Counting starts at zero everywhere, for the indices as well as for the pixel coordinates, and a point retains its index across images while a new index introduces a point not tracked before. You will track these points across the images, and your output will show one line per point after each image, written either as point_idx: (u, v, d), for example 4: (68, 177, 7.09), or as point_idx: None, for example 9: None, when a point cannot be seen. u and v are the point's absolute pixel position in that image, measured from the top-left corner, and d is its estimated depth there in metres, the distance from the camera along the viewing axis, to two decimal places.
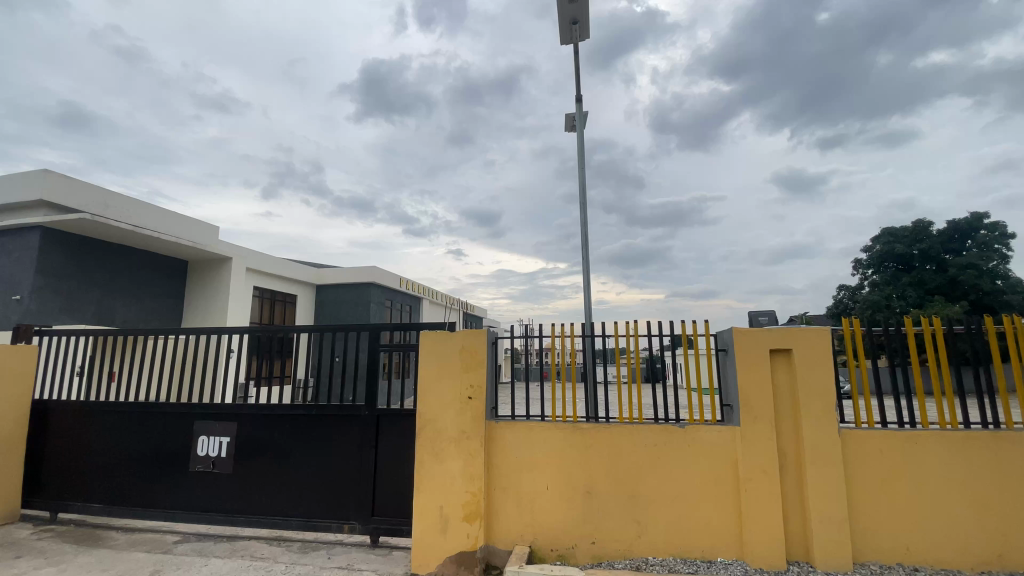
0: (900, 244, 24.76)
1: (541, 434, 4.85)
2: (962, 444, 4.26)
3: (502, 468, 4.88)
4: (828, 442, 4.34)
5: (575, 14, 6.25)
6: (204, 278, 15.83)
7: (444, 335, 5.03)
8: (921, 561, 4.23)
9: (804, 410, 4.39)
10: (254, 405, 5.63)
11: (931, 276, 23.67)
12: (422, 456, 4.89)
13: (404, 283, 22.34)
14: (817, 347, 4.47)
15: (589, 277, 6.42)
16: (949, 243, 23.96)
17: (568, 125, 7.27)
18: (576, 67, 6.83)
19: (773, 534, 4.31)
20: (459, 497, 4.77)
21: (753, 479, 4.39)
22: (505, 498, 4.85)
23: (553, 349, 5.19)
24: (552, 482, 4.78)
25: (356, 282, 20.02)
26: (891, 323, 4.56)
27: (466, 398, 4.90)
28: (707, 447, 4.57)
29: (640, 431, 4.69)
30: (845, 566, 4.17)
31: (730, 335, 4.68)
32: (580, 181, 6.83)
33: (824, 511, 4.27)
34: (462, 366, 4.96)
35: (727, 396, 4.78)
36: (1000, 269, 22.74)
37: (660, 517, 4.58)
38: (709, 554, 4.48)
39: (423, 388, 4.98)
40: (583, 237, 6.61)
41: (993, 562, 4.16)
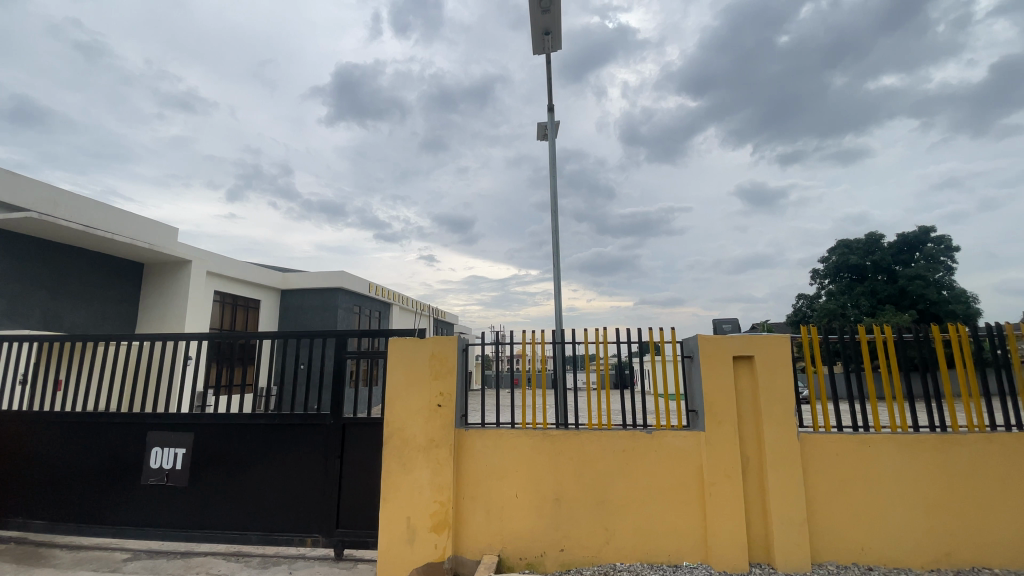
0: (854, 255, 25.95)
1: (510, 442, 4.83)
2: (912, 446, 4.47)
3: (470, 477, 4.83)
4: (788, 445, 4.48)
5: (547, 24, 6.31)
6: (162, 281, 15.17)
7: (413, 341, 4.96)
8: (876, 561, 4.39)
9: (765, 415, 4.52)
10: (212, 414, 5.40)
11: (883, 287, 24.86)
12: (389, 465, 4.80)
13: (374, 288, 21.96)
14: (777, 353, 4.61)
15: (560, 285, 6.45)
16: (899, 255, 25.26)
17: (540, 134, 7.32)
18: (548, 76, 6.89)
19: (736, 537, 4.40)
20: (427, 507, 4.69)
21: (718, 483, 4.48)
22: (474, 507, 4.79)
23: (524, 355, 5.19)
24: (521, 490, 4.76)
25: (323, 287, 19.55)
26: (847, 331, 4.75)
27: (435, 406, 4.84)
28: (673, 452, 4.65)
29: (607, 437, 4.73)
30: (804, 566, 4.30)
31: (695, 342, 4.79)
32: (552, 190, 6.89)
33: (785, 513, 4.39)
34: (431, 374, 4.90)
35: (693, 401, 4.87)
36: (946, 280, 24.09)
37: (628, 523, 4.62)
38: (675, 558, 4.54)
39: (391, 396, 4.90)
40: (554, 245, 6.66)
41: (942, 560, 4.36)
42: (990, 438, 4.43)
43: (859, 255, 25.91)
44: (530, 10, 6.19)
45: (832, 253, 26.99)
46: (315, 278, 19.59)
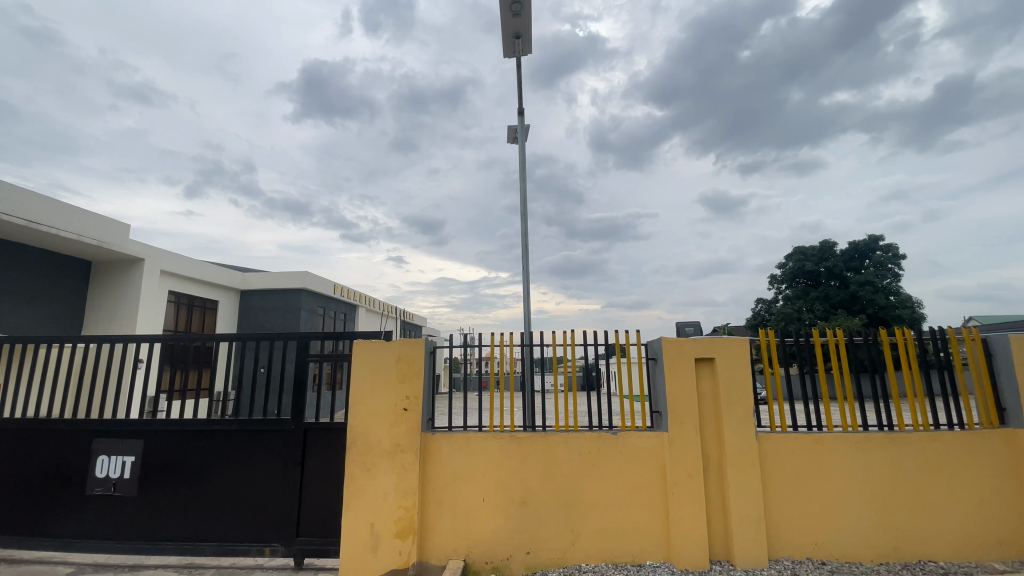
0: (809, 262, 27.07)
1: (477, 445, 4.79)
2: (861, 445, 4.69)
3: (436, 482, 4.77)
4: (746, 445, 4.62)
5: (518, 27, 6.33)
6: (111, 280, 14.38)
7: (378, 344, 4.87)
8: (829, 555, 4.58)
9: (725, 415, 4.65)
10: (164, 420, 5.14)
11: (836, 292, 26.02)
12: (352, 471, 4.69)
13: (339, 289, 21.46)
14: (736, 356, 4.76)
15: (529, 287, 6.47)
16: (850, 262, 26.50)
17: (510, 136, 7.33)
18: (519, 79, 6.91)
19: (697, 536, 4.50)
20: (391, 513, 4.61)
21: (680, 483, 4.58)
22: (439, 512, 4.74)
23: (493, 358, 5.16)
24: (487, 493, 4.73)
25: (285, 288, 18.98)
26: (802, 334, 4.94)
27: (401, 410, 4.76)
28: (637, 453, 4.73)
29: (574, 439, 4.77)
30: (760, 562, 4.44)
31: (659, 344, 4.88)
32: (521, 192, 6.91)
33: (743, 511, 4.53)
34: (397, 377, 4.82)
35: (657, 403, 4.96)
36: (893, 286, 25.43)
37: (593, 524, 4.67)
38: (639, 558, 4.61)
39: (355, 400, 4.79)
40: (523, 248, 6.68)
41: (889, 553, 4.58)
42: (933, 436, 4.69)
43: (814, 261, 27.07)
44: (501, 12, 6.20)
45: (789, 260, 28.12)
46: (278, 278, 19.00)
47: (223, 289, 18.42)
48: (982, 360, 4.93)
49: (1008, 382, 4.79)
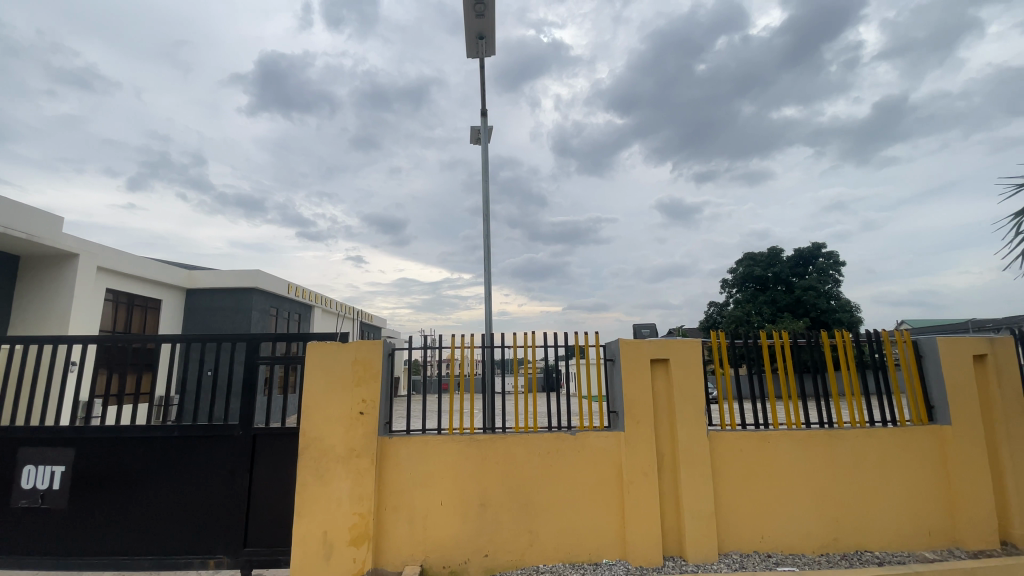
0: (758, 267, 28.34)
1: (436, 448, 4.73)
2: (803, 441, 4.94)
3: (393, 486, 4.68)
4: (698, 443, 4.78)
5: (481, 28, 6.31)
6: (41, 276, 13.33)
7: (333, 346, 4.73)
8: (774, 547, 4.79)
9: (679, 414, 4.79)
10: (98, 427, 4.80)
11: (782, 296, 27.35)
12: (304, 478, 4.53)
13: (294, 289, 20.74)
14: (689, 358, 4.92)
15: (490, 289, 6.46)
16: (795, 267, 27.88)
17: (472, 137, 7.30)
18: (482, 80, 6.89)
19: (651, 533, 4.60)
20: (345, 520, 4.48)
21: (635, 482, 4.67)
22: (396, 517, 4.65)
23: (453, 360, 5.11)
24: (446, 497, 4.68)
25: (236, 287, 18.17)
26: (750, 336, 5.16)
27: (357, 414, 4.64)
28: (594, 453, 4.80)
29: (533, 440, 4.79)
30: (710, 556, 4.59)
31: (617, 345, 4.97)
32: (483, 194, 6.89)
33: (694, 507, 4.67)
34: (353, 380, 4.69)
35: (614, 403, 5.05)
36: (834, 291, 26.96)
37: (551, 524, 4.70)
38: (595, 557, 4.67)
39: (308, 404, 4.63)
40: (485, 249, 6.67)
41: (829, 544, 4.83)
42: (868, 432, 5.00)
43: (762, 266, 28.35)
44: (464, 12, 6.16)
45: (739, 264, 29.33)
46: (228, 276, 18.16)
47: (167, 287, 17.44)
48: (913, 361, 5.29)
49: (935, 381, 5.16)
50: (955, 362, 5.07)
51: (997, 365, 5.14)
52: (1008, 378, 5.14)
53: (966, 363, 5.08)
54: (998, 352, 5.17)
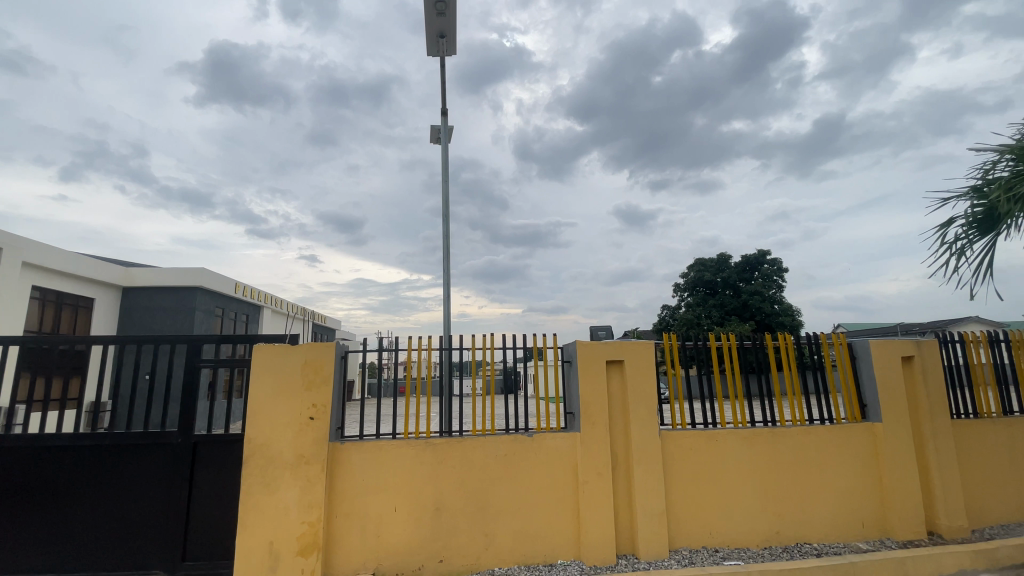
0: (709, 272, 29.48)
1: (390, 453, 4.62)
2: (748, 439, 5.16)
3: (345, 493, 4.53)
4: (650, 442, 4.90)
5: (442, 27, 6.24)
6: None
7: (282, 348, 4.54)
8: (721, 542, 4.97)
9: (633, 415, 4.89)
10: (18, 436, 4.40)
11: (730, 300, 28.55)
12: (249, 486, 4.32)
13: (242, 288, 19.82)
14: (643, 359, 5.03)
15: (449, 290, 6.39)
16: (743, 272, 29.13)
17: (432, 137, 7.21)
18: (443, 79, 6.82)
19: (605, 532, 4.66)
20: (294, 529, 4.30)
21: (591, 482, 4.73)
22: (347, 524, 4.51)
23: (410, 362, 5.01)
24: (400, 503, 4.58)
25: (178, 285, 17.18)
26: (700, 338, 5.34)
27: (307, 419, 4.47)
28: (551, 454, 4.83)
29: (490, 443, 4.76)
30: (661, 552, 4.70)
31: (574, 347, 5.03)
32: (444, 194, 6.82)
33: (646, 505, 4.78)
34: (303, 384, 4.52)
35: (570, 404, 5.11)
36: (777, 296, 28.40)
37: (507, 527, 4.69)
38: (550, 558, 4.69)
39: (254, 409, 4.42)
40: (444, 250, 6.59)
41: (772, 537, 5.06)
42: (808, 429, 5.27)
43: (712, 272, 29.50)
44: (425, 10, 6.08)
45: (691, 269, 30.37)
46: (170, 274, 17.13)
47: (101, 285, 16.24)
48: (848, 362, 5.63)
49: (868, 381, 5.50)
50: (885, 364, 5.44)
51: (922, 366, 5.54)
52: (933, 378, 5.54)
53: (895, 364, 5.44)
54: (923, 355, 5.57)
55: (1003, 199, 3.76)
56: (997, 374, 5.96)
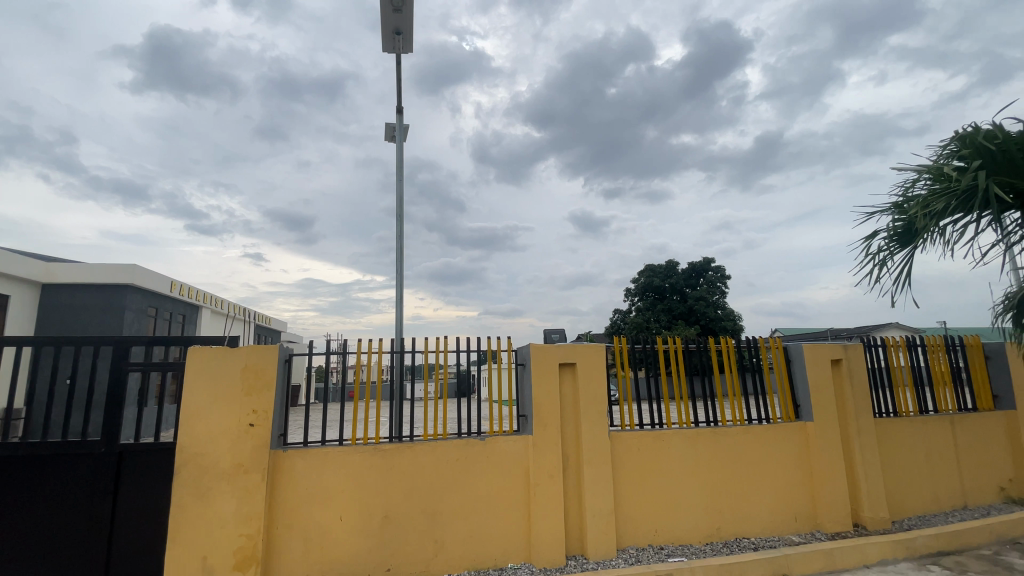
0: (657, 278, 30.50)
1: (337, 460, 4.46)
2: (692, 439, 5.35)
3: (286, 503, 4.33)
4: (601, 444, 4.98)
5: (398, 24, 6.13)
6: None
7: (220, 350, 4.30)
8: (666, 540, 5.12)
9: (584, 417, 4.97)
10: None
11: (677, 305, 29.64)
12: (181, 498, 4.05)
13: (178, 287, 18.63)
14: (595, 362, 5.12)
15: (403, 292, 6.27)
16: (689, 278, 30.32)
17: (387, 135, 7.06)
18: (398, 77, 6.68)
19: (556, 534, 4.70)
20: (230, 542, 4.06)
21: (542, 484, 4.76)
22: (290, 536, 4.31)
23: (359, 366, 4.86)
24: (346, 511, 4.42)
25: (106, 282, 15.90)
26: (649, 341, 5.49)
27: (246, 426, 4.24)
28: (503, 458, 4.82)
29: (442, 447, 4.70)
30: (610, 552, 4.78)
31: (528, 350, 5.05)
32: (398, 193, 6.69)
33: (597, 507, 4.85)
34: (243, 389, 4.29)
35: (523, 407, 5.13)
36: (721, 301, 29.74)
37: (457, 533, 4.63)
38: (501, 562, 4.67)
39: (188, 415, 4.15)
40: (398, 250, 6.46)
41: (713, 533, 5.27)
42: (747, 429, 5.54)
43: (660, 277, 30.51)
44: (381, 5, 5.94)
45: (641, 275, 31.32)
46: (97, 271, 15.83)
47: (15, 281, 14.76)
48: (783, 364, 5.96)
49: (801, 382, 5.85)
50: (817, 366, 5.80)
51: (849, 368, 5.95)
52: (859, 380, 5.95)
53: (826, 367, 5.81)
54: (850, 357, 5.99)
55: (919, 215, 4.03)
56: (914, 375, 6.49)
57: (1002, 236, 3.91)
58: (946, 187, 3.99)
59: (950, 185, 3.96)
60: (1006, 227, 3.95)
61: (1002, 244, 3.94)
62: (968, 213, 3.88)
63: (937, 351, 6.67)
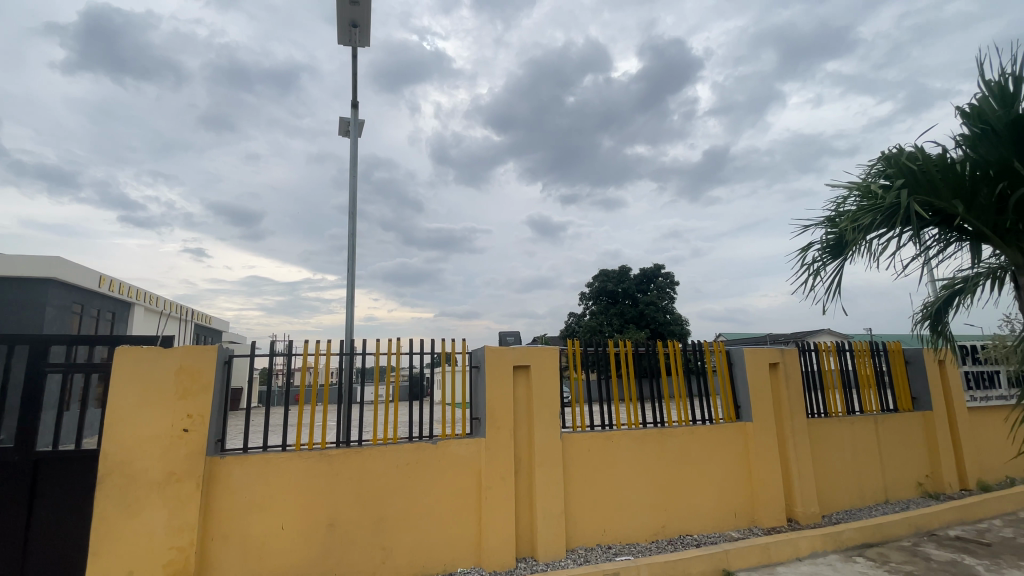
0: (611, 282, 31.19)
1: (279, 467, 4.27)
2: (640, 440, 5.50)
3: (222, 513, 4.10)
4: (552, 445, 5.02)
5: (355, 16, 5.99)
6: None
7: (152, 350, 4.03)
8: (614, 539, 5.23)
9: (536, 420, 4.99)
10: None
11: (629, 310, 30.42)
12: (104, 510, 3.75)
13: (107, 282, 17.28)
14: (549, 365, 5.17)
15: (353, 292, 6.09)
16: (641, 284, 31.19)
17: (341, 129, 6.85)
18: (354, 70, 6.51)
19: (506, 537, 4.69)
20: (159, 556, 3.80)
21: (493, 487, 4.74)
22: (226, 547, 4.08)
23: (306, 368, 4.67)
24: (289, 520, 4.24)
25: (24, 275, 14.47)
26: (601, 344, 5.60)
27: (179, 432, 3.99)
28: (455, 461, 4.77)
29: (392, 451, 4.59)
30: (559, 553, 4.83)
31: (483, 352, 5.03)
32: (351, 190, 6.51)
33: (548, 508, 4.88)
34: (177, 392, 4.03)
35: (477, 409, 5.10)
36: (670, 306, 30.76)
37: (405, 539, 4.53)
38: (450, 566, 4.61)
39: (114, 421, 3.86)
40: (350, 248, 6.28)
41: (659, 531, 5.43)
42: (691, 429, 5.76)
43: (614, 282, 31.21)
44: None
45: (595, 279, 31.93)
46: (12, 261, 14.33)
47: None
48: (726, 367, 6.22)
49: (742, 385, 6.13)
50: (756, 369, 6.10)
51: (786, 372, 6.29)
52: (794, 382, 6.30)
53: (764, 370, 6.13)
54: (786, 361, 6.33)
55: (849, 228, 4.31)
56: (844, 378, 6.95)
57: (921, 250, 4.24)
58: (874, 204, 4.29)
59: (877, 202, 4.27)
60: (925, 242, 4.28)
61: (922, 257, 4.26)
62: (892, 229, 4.19)
63: (863, 355, 7.19)
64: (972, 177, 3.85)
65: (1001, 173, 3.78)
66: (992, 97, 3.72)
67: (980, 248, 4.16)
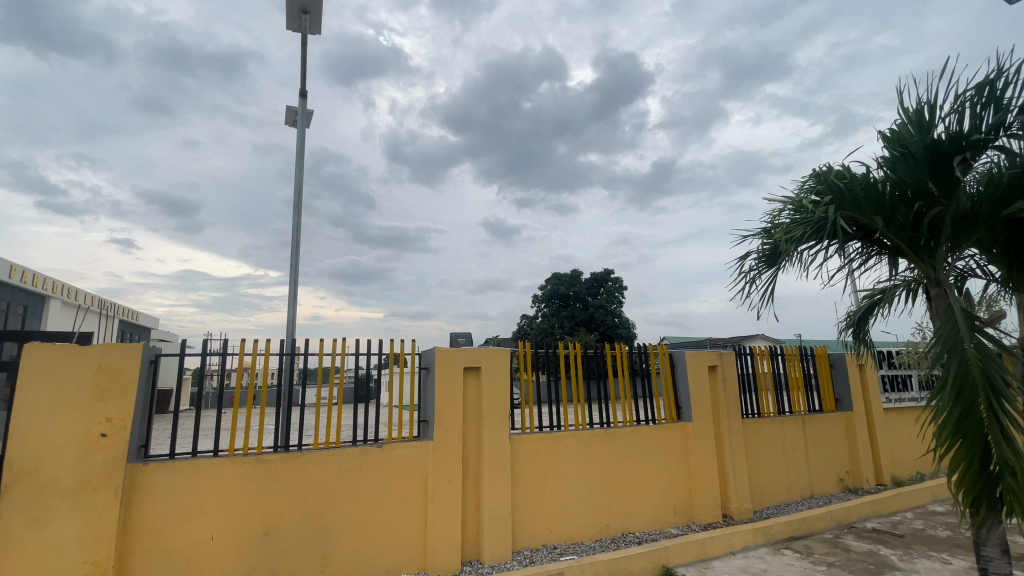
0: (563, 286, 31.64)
1: (211, 474, 4.01)
2: (586, 440, 5.60)
3: (145, 524, 3.81)
4: (501, 447, 5.02)
5: (306, 2, 5.77)
6: None
7: (67, 348, 3.68)
8: (559, 540, 5.28)
9: (485, 422, 4.97)
10: None
11: (580, 313, 30.97)
12: (7, 523, 3.39)
13: (18, 272, 15.67)
14: (499, 367, 5.16)
15: (297, 289, 5.85)
16: (592, 287, 31.86)
17: (288, 118, 6.56)
18: (303, 58, 6.26)
19: (452, 540, 4.64)
20: (71, 572, 3.47)
21: (440, 489, 4.68)
22: (149, 560, 3.79)
23: (242, 368, 4.42)
24: (220, 529, 4.00)
25: None
26: (550, 345, 5.65)
27: (97, 436, 3.67)
28: (401, 464, 4.66)
29: (335, 455, 4.43)
30: (504, 555, 4.82)
31: (433, 353, 4.94)
32: (297, 182, 6.25)
33: (494, 510, 4.87)
34: (95, 394, 3.71)
35: (425, 412, 5.01)
36: (620, 310, 31.60)
37: (346, 545, 4.38)
38: (392, 572, 4.50)
39: (20, 424, 3.51)
40: (294, 244, 6.02)
41: (602, 530, 5.54)
42: (635, 429, 5.94)
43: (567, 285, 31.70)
44: None
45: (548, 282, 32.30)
46: None
47: None
48: (669, 370, 6.43)
49: (683, 387, 6.36)
50: (696, 372, 6.38)
51: (723, 374, 6.60)
52: (730, 384, 6.62)
53: (703, 373, 6.42)
54: (724, 364, 6.65)
55: (783, 240, 4.56)
56: (776, 380, 7.39)
57: (845, 262, 4.57)
58: (805, 217, 4.56)
59: (808, 216, 4.52)
60: (848, 254, 4.61)
61: (845, 268, 4.59)
62: (820, 241, 4.48)
63: (793, 359, 7.67)
64: (891, 197, 4.16)
65: (915, 193, 4.13)
66: (910, 123, 4.08)
67: (897, 260, 4.53)
